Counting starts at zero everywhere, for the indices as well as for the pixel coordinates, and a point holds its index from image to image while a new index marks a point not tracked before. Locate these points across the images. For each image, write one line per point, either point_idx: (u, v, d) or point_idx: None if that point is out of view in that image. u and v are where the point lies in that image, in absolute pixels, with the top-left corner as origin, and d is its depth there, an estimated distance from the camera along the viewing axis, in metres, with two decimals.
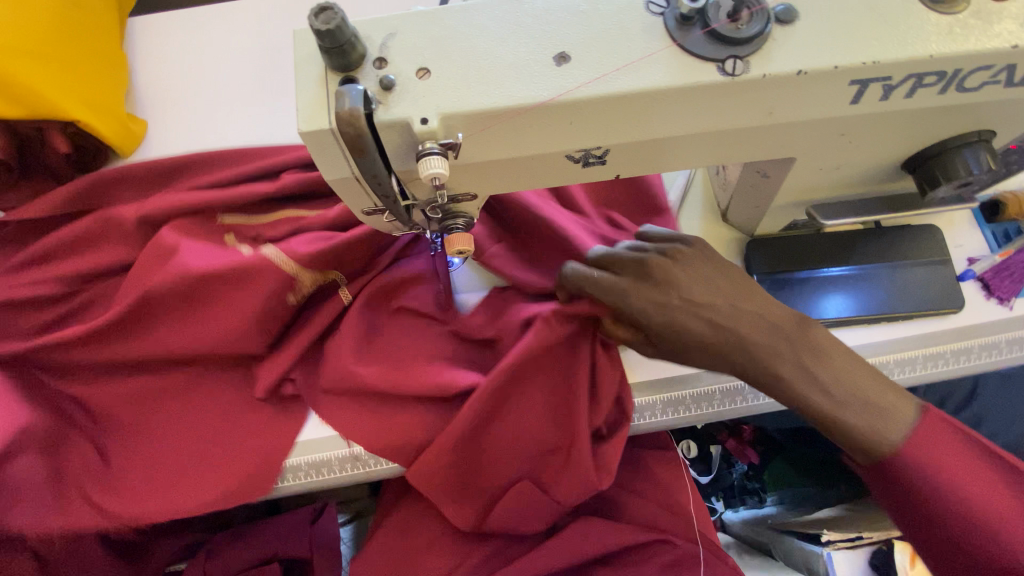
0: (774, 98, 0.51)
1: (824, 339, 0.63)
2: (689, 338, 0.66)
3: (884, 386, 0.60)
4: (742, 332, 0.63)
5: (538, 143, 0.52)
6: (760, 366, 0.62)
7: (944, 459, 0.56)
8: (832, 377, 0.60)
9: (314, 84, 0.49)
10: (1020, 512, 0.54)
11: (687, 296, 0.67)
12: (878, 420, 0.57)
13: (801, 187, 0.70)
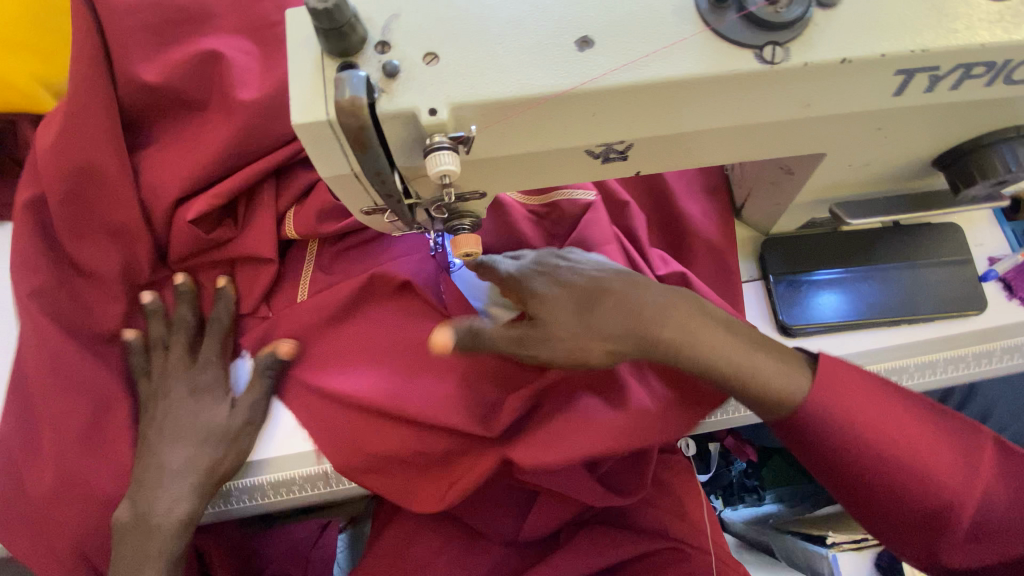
0: (813, 89, 0.47)
1: (701, 314, 0.59)
2: (587, 290, 0.61)
3: (767, 355, 0.57)
4: (648, 306, 0.59)
5: (556, 137, 0.47)
6: (638, 320, 0.58)
7: (860, 411, 0.53)
8: (715, 336, 0.57)
9: (308, 71, 0.44)
10: (960, 468, 0.51)
11: (565, 277, 0.63)
12: (776, 380, 0.54)
13: (827, 184, 0.66)
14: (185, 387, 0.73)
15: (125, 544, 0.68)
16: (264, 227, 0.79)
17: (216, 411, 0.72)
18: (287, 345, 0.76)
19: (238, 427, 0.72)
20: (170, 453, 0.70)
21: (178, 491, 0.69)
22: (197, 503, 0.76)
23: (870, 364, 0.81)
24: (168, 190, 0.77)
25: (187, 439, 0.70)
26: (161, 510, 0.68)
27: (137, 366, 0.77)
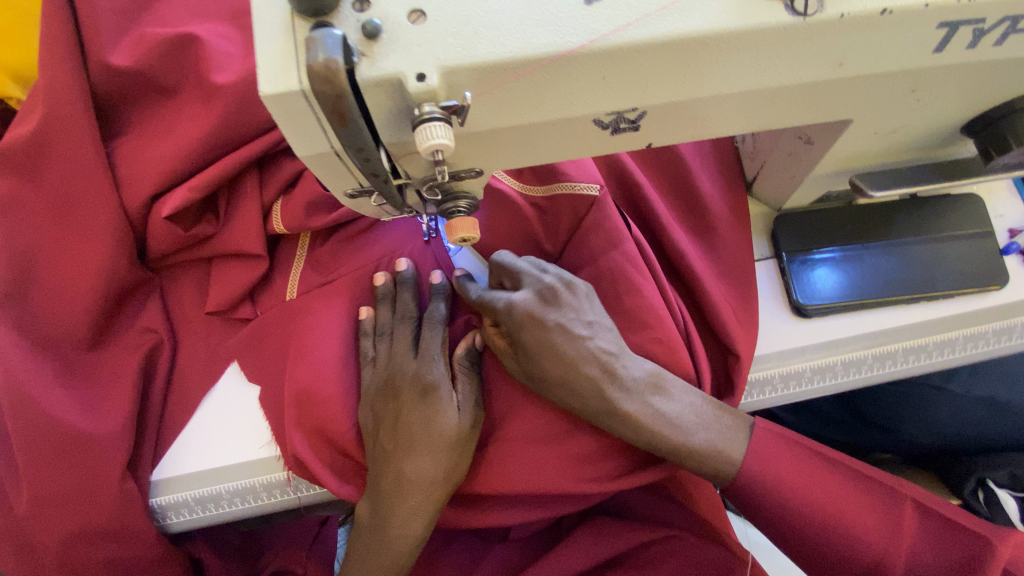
0: (848, 45, 0.42)
1: (674, 390, 0.65)
2: (578, 367, 0.63)
3: (721, 420, 0.66)
4: (628, 398, 0.63)
5: (560, 106, 0.42)
6: (613, 408, 0.63)
7: (786, 473, 0.63)
8: (675, 412, 0.64)
9: (277, 33, 0.38)
10: (879, 522, 0.60)
11: (564, 349, 0.63)
12: (717, 451, 0.64)
13: (847, 155, 0.62)
14: (406, 387, 0.66)
15: (366, 542, 0.66)
16: (245, 217, 0.74)
17: (440, 420, 0.64)
18: (476, 336, 0.72)
19: (468, 431, 0.65)
20: (399, 471, 0.63)
21: (412, 503, 0.63)
22: (192, 506, 0.73)
23: (888, 345, 0.78)
24: (140, 179, 0.71)
25: (416, 461, 0.63)
26: (399, 521, 0.64)
27: (387, 388, 0.67)
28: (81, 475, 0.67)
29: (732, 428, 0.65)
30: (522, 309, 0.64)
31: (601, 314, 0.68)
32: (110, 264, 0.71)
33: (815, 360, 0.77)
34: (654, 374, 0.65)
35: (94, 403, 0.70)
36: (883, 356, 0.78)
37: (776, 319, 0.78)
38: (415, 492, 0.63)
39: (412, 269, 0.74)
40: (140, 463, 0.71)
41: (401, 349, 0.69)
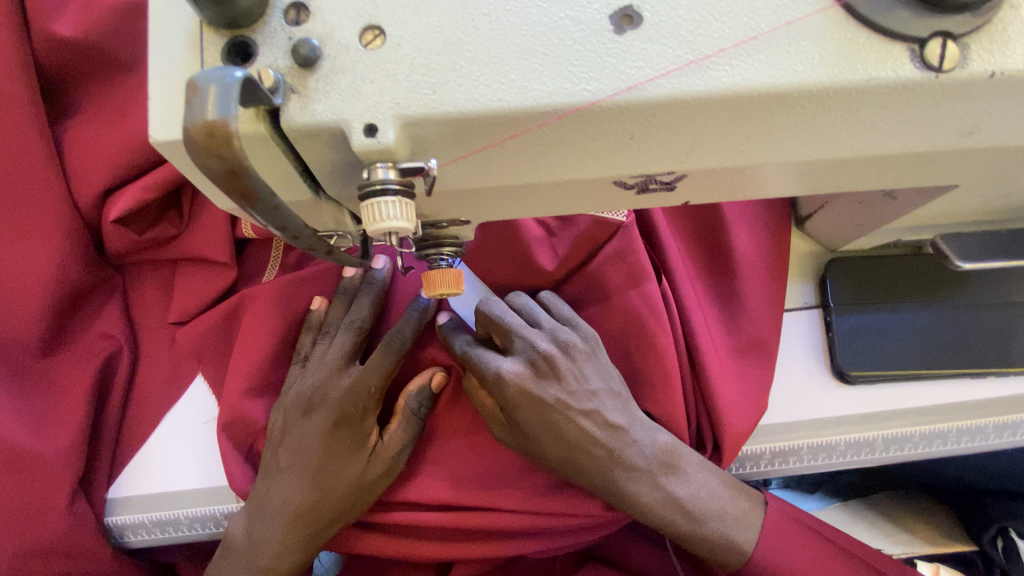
0: (988, 108, 0.29)
1: (691, 462, 0.57)
2: (578, 452, 0.54)
3: (739, 493, 0.58)
4: (629, 479, 0.54)
5: (566, 168, 0.31)
6: (619, 488, 0.54)
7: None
8: (690, 487, 0.56)
9: (182, 50, 0.28)
10: None
11: (574, 423, 0.54)
12: (727, 534, 0.55)
13: (935, 214, 0.49)
14: (327, 410, 0.57)
15: (232, 564, 0.57)
16: (209, 219, 0.64)
17: (353, 461, 0.57)
18: (436, 376, 0.61)
19: (376, 477, 0.57)
20: (289, 500, 0.56)
21: (294, 535, 0.56)
22: (150, 527, 0.66)
23: (939, 424, 0.66)
24: (91, 168, 0.61)
25: (312, 493, 0.56)
26: (273, 553, 0.56)
27: (314, 402, 0.58)
28: (28, 495, 0.60)
29: (746, 510, 0.57)
30: (512, 385, 0.53)
31: (608, 379, 0.56)
32: (57, 262, 0.62)
33: (853, 433, 0.66)
34: (666, 448, 0.56)
35: (44, 416, 0.63)
36: (931, 435, 0.67)
37: (812, 382, 0.66)
38: (301, 525, 0.56)
39: (385, 272, 0.63)
40: (92, 482, 0.65)
41: (336, 363, 0.59)
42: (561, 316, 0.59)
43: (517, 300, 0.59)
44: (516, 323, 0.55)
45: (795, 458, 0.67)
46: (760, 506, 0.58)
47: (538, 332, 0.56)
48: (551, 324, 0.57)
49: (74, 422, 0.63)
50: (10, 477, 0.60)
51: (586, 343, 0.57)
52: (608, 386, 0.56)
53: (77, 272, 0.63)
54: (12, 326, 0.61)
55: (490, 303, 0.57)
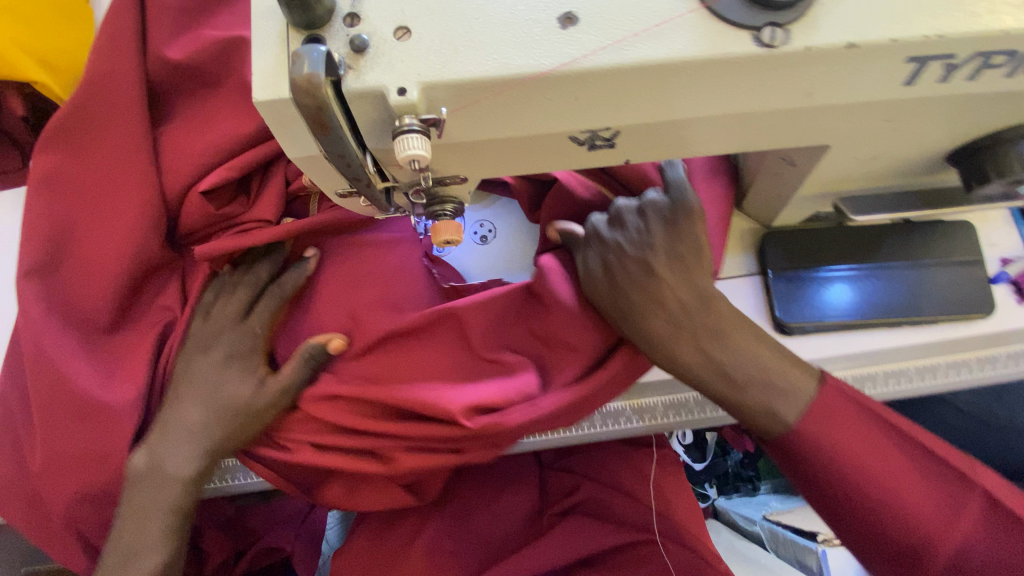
0: (815, 75, 0.43)
1: (733, 321, 0.62)
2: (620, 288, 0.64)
3: (792, 368, 0.59)
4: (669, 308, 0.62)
5: (534, 122, 0.44)
6: (649, 333, 0.62)
7: (840, 436, 0.55)
8: (740, 350, 0.60)
9: (273, 43, 0.41)
10: (925, 493, 0.53)
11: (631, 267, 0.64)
12: (776, 401, 0.57)
13: (832, 178, 0.63)
14: (221, 347, 0.69)
15: (135, 491, 0.65)
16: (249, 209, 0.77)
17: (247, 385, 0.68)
18: (332, 341, 0.68)
19: (260, 407, 0.67)
20: (190, 416, 0.67)
21: (191, 454, 0.66)
22: None
23: (868, 367, 0.79)
24: (156, 167, 0.74)
25: (211, 412, 0.67)
26: (173, 465, 0.65)
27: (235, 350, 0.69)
28: (92, 441, 0.70)
29: (801, 387, 0.58)
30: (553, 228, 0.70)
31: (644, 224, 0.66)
32: (123, 245, 0.74)
33: None
34: (694, 292, 0.63)
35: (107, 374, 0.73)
36: (863, 378, 0.79)
37: None
38: (179, 456, 0.65)
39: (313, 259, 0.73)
40: (143, 437, 0.73)
41: (233, 309, 0.71)
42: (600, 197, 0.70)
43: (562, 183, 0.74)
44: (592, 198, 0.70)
45: None
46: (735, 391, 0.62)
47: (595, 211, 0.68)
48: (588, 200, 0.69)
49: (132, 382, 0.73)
50: (80, 425, 0.69)
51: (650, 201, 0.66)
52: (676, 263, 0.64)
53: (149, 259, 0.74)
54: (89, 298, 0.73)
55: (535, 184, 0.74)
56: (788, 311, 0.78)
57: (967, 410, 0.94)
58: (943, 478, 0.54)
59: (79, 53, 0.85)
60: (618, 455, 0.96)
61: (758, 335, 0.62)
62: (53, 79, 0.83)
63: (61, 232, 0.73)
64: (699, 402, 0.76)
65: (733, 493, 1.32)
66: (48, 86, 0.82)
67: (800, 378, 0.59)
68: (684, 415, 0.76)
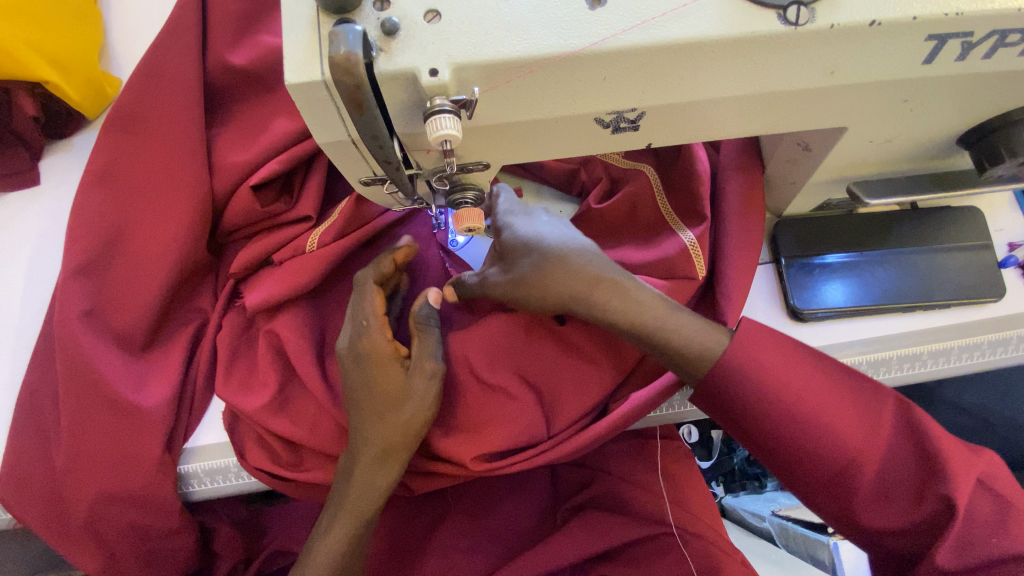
0: (839, 53, 0.44)
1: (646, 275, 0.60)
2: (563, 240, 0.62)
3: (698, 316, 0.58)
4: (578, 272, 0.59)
5: (561, 104, 0.45)
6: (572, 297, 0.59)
7: (775, 374, 0.54)
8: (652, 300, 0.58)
9: (304, 27, 0.41)
10: (863, 422, 0.52)
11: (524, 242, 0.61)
12: (691, 339, 0.56)
13: (846, 162, 0.63)
14: (365, 352, 0.64)
15: (331, 510, 0.64)
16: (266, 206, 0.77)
17: (395, 375, 0.63)
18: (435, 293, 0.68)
19: (435, 393, 0.63)
20: (368, 427, 0.62)
21: (371, 471, 0.63)
22: (207, 476, 0.76)
23: (883, 352, 0.79)
24: (169, 161, 0.74)
25: (380, 426, 0.62)
26: (374, 481, 0.63)
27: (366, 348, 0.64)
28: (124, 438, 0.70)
29: (706, 328, 0.57)
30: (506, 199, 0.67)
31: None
32: (141, 243, 0.74)
33: None
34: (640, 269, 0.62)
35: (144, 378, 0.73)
36: (878, 363, 0.79)
37: (773, 323, 0.80)
38: (365, 477, 0.63)
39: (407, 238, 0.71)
40: (175, 436, 0.74)
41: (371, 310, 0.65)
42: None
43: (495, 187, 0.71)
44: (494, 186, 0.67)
45: None
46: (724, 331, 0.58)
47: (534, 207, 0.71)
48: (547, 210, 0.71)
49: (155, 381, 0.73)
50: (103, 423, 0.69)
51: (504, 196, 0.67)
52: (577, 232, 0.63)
53: (190, 260, 0.75)
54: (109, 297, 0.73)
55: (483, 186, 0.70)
56: (803, 298, 0.79)
57: (967, 407, 0.97)
58: (853, 388, 0.53)
59: (90, 58, 0.88)
60: (632, 446, 0.95)
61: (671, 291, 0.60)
62: (66, 80, 0.84)
63: (78, 231, 0.73)
64: None
65: (740, 492, 1.26)
66: (60, 85, 0.83)
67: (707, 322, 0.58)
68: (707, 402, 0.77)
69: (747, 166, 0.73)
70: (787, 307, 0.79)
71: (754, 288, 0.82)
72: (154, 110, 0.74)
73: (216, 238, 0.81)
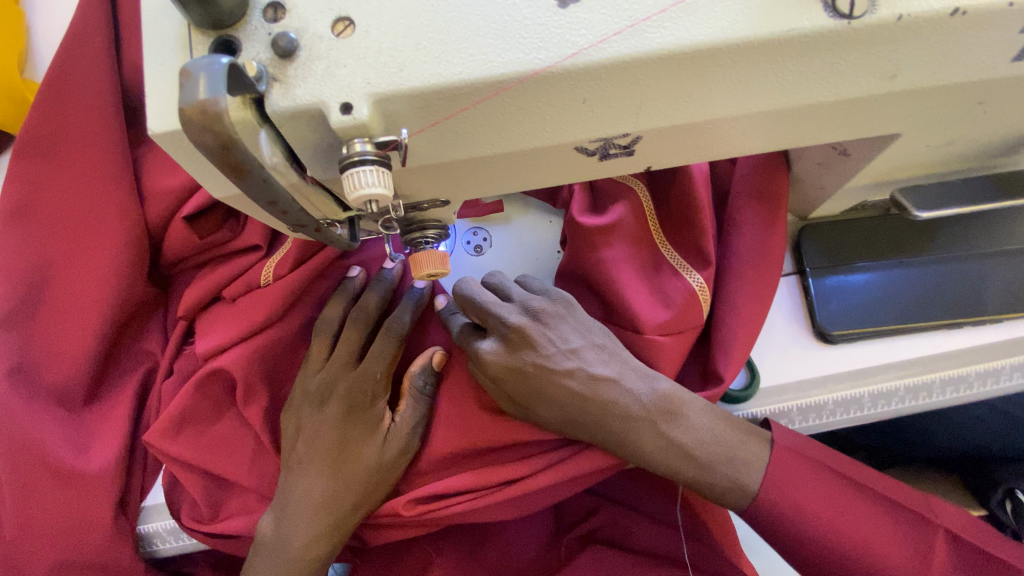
0: (903, 51, 0.32)
1: (687, 396, 0.56)
2: (573, 409, 0.56)
3: (743, 434, 0.57)
4: (612, 423, 0.55)
5: (530, 133, 0.34)
6: (615, 441, 0.56)
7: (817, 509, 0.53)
8: (696, 431, 0.55)
9: (174, 52, 0.31)
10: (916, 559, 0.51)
11: (548, 392, 0.56)
12: (738, 477, 0.54)
13: (892, 168, 0.52)
14: (338, 398, 0.60)
15: (259, 561, 0.59)
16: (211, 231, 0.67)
17: (360, 431, 0.60)
18: (437, 356, 0.63)
19: (392, 457, 0.60)
20: (313, 479, 0.59)
21: (314, 529, 0.58)
22: (173, 534, 0.70)
23: (924, 374, 0.68)
24: (94, 190, 0.64)
25: (332, 480, 0.59)
26: (300, 545, 0.58)
27: (326, 392, 0.61)
28: (69, 509, 0.63)
29: (754, 450, 0.56)
30: (494, 364, 0.56)
31: (589, 334, 0.58)
32: (70, 286, 0.65)
33: (840, 390, 0.68)
34: (665, 395, 0.56)
35: (87, 436, 0.65)
36: (919, 385, 0.69)
37: (795, 345, 0.69)
38: (305, 537, 0.58)
39: (394, 271, 0.66)
40: (129, 497, 0.67)
41: (340, 359, 0.62)
42: (533, 289, 0.62)
43: (491, 277, 0.63)
44: (487, 297, 0.59)
45: (787, 421, 0.68)
46: (767, 446, 0.57)
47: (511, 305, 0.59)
48: (521, 296, 0.60)
49: (107, 442, 0.65)
50: (52, 491, 0.62)
51: (503, 311, 0.58)
52: (604, 356, 0.58)
53: (130, 301, 0.66)
54: (43, 352, 0.64)
55: (466, 282, 0.61)
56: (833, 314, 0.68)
57: None
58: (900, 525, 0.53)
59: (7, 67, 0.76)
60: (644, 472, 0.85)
61: (714, 404, 0.57)
62: None
63: None
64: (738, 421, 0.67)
65: None
66: None
67: (757, 445, 0.56)
68: None
69: (765, 168, 0.61)
70: (812, 326, 0.69)
71: (776, 302, 0.71)
72: (68, 129, 0.63)
73: (160, 269, 0.72)
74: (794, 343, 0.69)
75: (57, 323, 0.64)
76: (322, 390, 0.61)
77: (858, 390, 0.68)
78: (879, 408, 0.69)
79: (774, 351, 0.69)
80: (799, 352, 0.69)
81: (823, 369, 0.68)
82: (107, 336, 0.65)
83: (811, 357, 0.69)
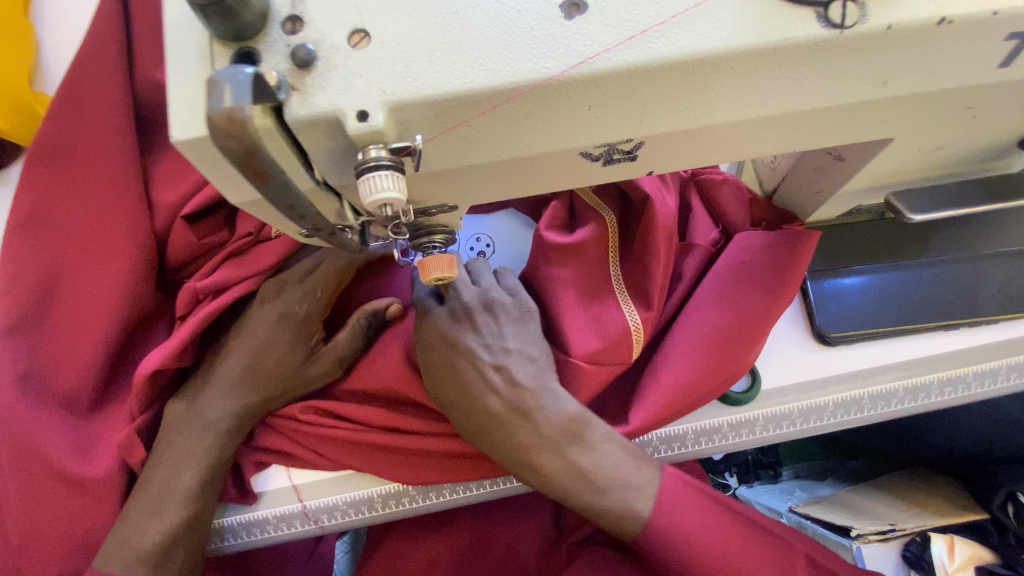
0: (894, 60, 0.34)
1: (598, 425, 0.58)
2: (482, 412, 0.57)
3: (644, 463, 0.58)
4: (517, 434, 0.56)
5: (536, 139, 0.35)
6: (513, 451, 0.56)
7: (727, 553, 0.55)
8: (596, 458, 0.56)
9: (196, 62, 0.32)
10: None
11: (467, 384, 0.57)
12: (629, 506, 0.55)
13: (885, 173, 0.53)
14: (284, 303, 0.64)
15: (170, 430, 0.61)
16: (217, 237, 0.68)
17: (294, 335, 0.64)
18: (395, 306, 0.67)
19: (313, 368, 0.64)
20: (240, 362, 0.63)
21: (226, 406, 0.62)
22: None
23: (923, 376, 0.69)
24: (104, 198, 0.65)
25: (254, 369, 0.63)
26: (212, 414, 0.61)
27: (278, 295, 0.64)
28: (71, 514, 0.63)
29: (650, 478, 0.57)
30: (431, 328, 0.58)
31: (528, 342, 0.60)
32: (77, 292, 0.65)
33: (840, 392, 0.69)
34: (572, 417, 0.57)
35: (91, 444, 0.66)
36: (916, 387, 0.69)
37: (795, 347, 0.70)
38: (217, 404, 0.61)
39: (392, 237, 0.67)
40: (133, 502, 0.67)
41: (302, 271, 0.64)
42: (504, 285, 0.63)
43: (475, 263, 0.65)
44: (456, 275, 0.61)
45: (789, 423, 0.68)
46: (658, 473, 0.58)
47: (471, 288, 0.61)
48: (489, 285, 0.62)
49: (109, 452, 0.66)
50: (56, 496, 0.62)
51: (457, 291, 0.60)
52: (533, 368, 0.58)
53: (136, 307, 0.67)
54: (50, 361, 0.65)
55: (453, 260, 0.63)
56: (829, 316, 0.70)
57: None
58: (771, 539, 0.55)
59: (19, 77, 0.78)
60: None
61: (623, 438, 0.59)
62: None
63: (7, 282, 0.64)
64: (740, 423, 0.68)
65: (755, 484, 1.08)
66: None
67: (651, 474, 0.57)
68: (736, 438, 0.68)
69: None
70: (812, 328, 0.70)
71: None
72: (79, 139, 0.64)
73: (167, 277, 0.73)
74: (794, 346, 0.70)
75: (65, 330, 0.65)
76: (273, 292, 0.64)
77: (858, 392, 0.69)
78: (881, 409, 0.69)
79: (774, 353, 0.70)
80: (799, 355, 0.70)
81: (823, 370, 0.69)
82: (113, 343, 0.66)
83: (811, 359, 0.70)
